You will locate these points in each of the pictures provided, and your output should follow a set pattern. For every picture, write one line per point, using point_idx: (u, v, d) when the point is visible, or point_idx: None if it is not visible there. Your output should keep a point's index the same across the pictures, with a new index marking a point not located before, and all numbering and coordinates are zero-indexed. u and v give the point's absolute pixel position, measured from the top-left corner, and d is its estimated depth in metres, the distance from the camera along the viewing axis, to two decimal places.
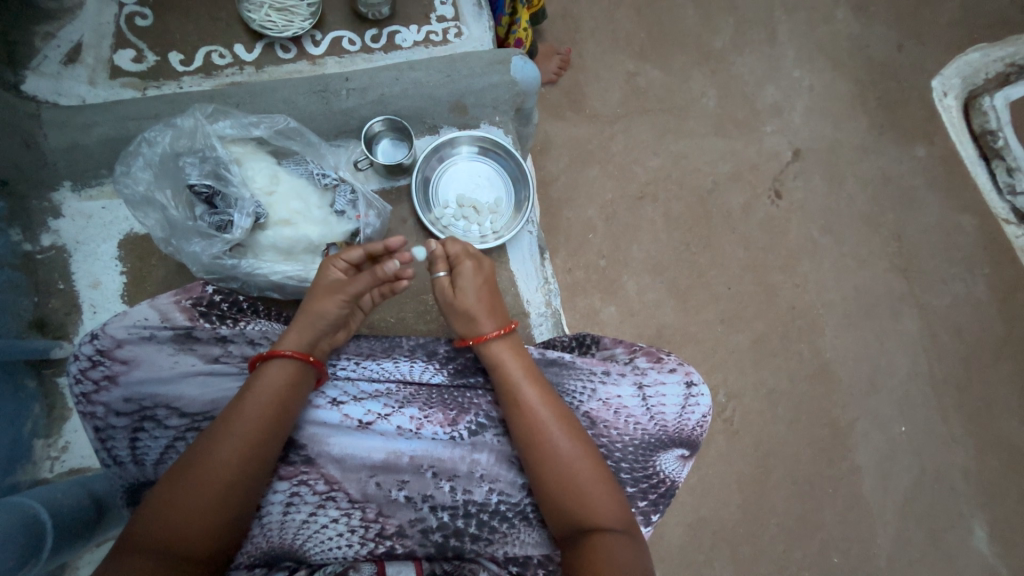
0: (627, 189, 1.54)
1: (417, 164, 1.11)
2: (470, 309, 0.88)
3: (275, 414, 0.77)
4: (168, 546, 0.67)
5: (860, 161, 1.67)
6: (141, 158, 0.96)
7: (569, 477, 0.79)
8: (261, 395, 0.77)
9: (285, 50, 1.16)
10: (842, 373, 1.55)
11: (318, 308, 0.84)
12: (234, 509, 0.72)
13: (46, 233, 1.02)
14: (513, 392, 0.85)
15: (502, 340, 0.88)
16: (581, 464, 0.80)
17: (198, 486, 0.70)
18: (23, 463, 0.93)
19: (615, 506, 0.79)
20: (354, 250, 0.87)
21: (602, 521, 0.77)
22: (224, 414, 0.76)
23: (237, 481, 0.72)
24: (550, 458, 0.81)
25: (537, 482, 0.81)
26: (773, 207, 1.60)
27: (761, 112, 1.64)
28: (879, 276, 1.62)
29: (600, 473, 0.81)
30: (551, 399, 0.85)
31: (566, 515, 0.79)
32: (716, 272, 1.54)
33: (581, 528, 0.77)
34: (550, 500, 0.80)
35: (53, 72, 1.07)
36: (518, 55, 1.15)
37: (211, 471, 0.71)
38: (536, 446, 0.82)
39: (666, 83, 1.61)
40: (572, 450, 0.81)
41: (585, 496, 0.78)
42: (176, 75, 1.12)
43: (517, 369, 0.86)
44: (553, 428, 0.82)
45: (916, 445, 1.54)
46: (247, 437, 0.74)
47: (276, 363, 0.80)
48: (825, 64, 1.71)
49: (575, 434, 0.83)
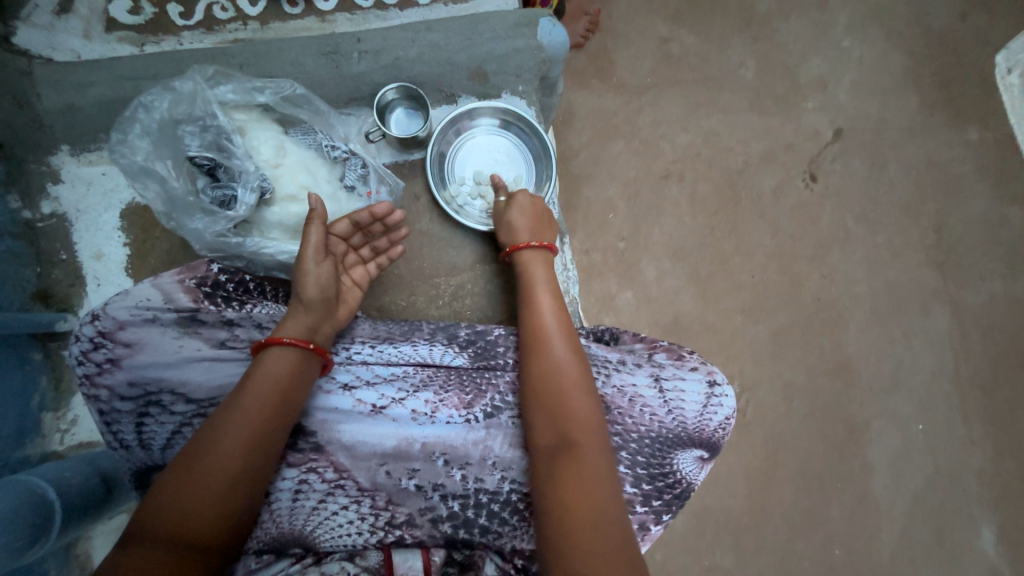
0: (652, 167, 1.45)
1: (433, 137, 1.04)
2: (515, 222, 0.96)
3: (278, 401, 0.75)
4: (174, 536, 0.66)
5: (905, 144, 1.55)
6: (138, 124, 0.88)
7: (555, 372, 0.81)
8: (267, 379, 0.76)
9: (292, 4, 1.07)
10: (862, 368, 1.50)
11: (307, 278, 0.82)
12: (244, 500, 0.71)
13: (45, 200, 0.98)
14: (530, 295, 0.90)
15: (538, 253, 0.94)
16: (569, 366, 0.82)
17: (204, 477, 0.69)
18: (33, 436, 0.92)
19: (594, 420, 0.78)
20: (340, 222, 0.88)
21: (579, 434, 0.76)
22: (230, 399, 0.74)
23: (244, 474, 0.71)
24: (546, 366, 0.82)
25: (528, 388, 0.82)
26: (807, 192, 1.50)
27: (803, 87, 1.52)
28: (913, 270, 1.54)
29: (586, 387, 0.81)
30: (561, 309, 0.89)
31: (546, 422, 0.78)
32: (740, 259, 1.47)
33: (555, 432, 0.77)
34: (537, 410, 0.79)
35: (45, 23, 0.99)
36: (546, 17, 1.06)
37: (217, 463, 0.70)
38: (537, 358, 0.83)
39: (702, 51, 1.48)
40: (566, 352, 0.83)
41: (563, 395, 0.79)
42: (175, 30, 1.04)
43: (541, 277, 0.92)
44: (554, 330, 0.86)
45: (931, 443, 1.51)
46: (253, 426, 0.72)
47: (282, 351, 0.78)
48: (878, 33, 1.56)
49: (573, 342, 0.85)
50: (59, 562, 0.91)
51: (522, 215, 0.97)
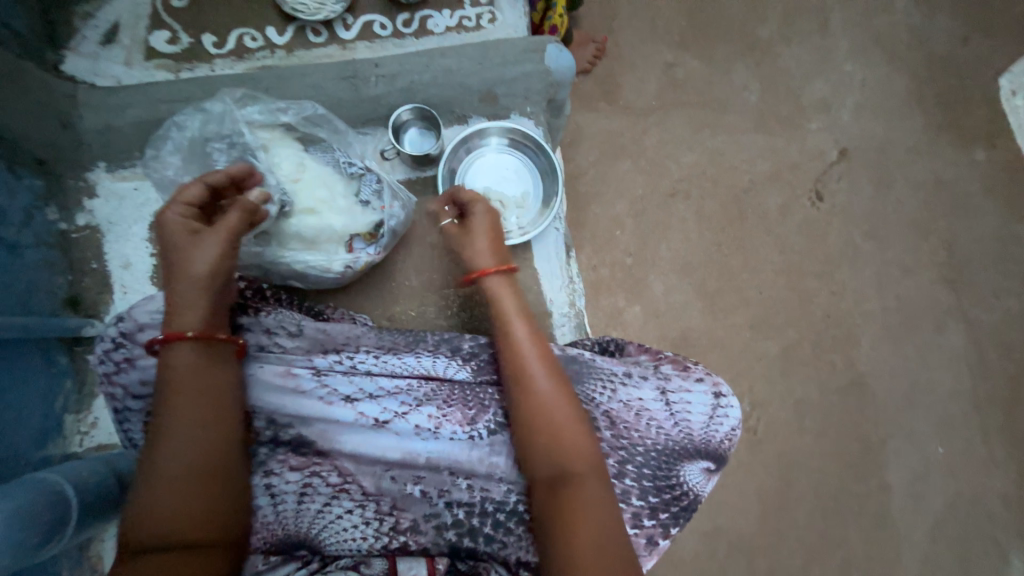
0: (658, 185, 1.48)
1: (444, 155, 1.09)
2: (478, 247, 0.93)
3: (215, 394, 0.77)
4: (166, 541, 0.68)
5: (912, 163, 1.56)
6: (170, 142, 0.97)
7: (543, 408, 0.81)
8: (190, 376, 0.76)
9: (316, 34, 1.14)
10: (876, 387, 1.48)
11: (183, 258, 0.78)
12: (213, 492, 0.73)
13: (80, 213, 1.05)
14: (505, 327, 0.88)
15: (499, 278, 0.92)
16: (556, 400, 0.81)
17: (163, 480, 0.71)
18: (55, 437, 0.96)
19: (590, 448, 0.79)
20: (191, 188, 0.82)
21: (576, 462, 0.78)
22: (158, 409, 0.75)
23: (201, 467, 0.73)
24: (533, 403, 0.81)
25: (517, 418, 0.82)
26: (813, 209, 1.52)
27: (806, 108, 1.55)
28: (925, 287, 1.53)
29: (577, 417, 0.81)
30: (536, 337, 0.87)
31: (541, 454, 0.79)
32: (748, 275, 1.47)
33: (556, 468, 0.78)
34: (532, 447, 0.80)
35: (90, 52, 1.09)
36: (553, 43, 1.12)
37: (189, 463, 0.72)
38: (523, 395, 0.82)
39: (706, 74, 1.53)
40: (550, 384, 0.82)
41: (557, 431, 0.79)
42: (208, 58, 1.12)
43: (511, 305, 0.90)
44: (535, 362, 0.84)
45: (952, 466, 1.48)
46: (197, 420, 0.74)
47: (190, 343, 0.77)
48: (880, 57, 1.60)
49: (555, 371, 0.84)
50: (74, 562, 0.94)
51: (481, 237, 0.94)
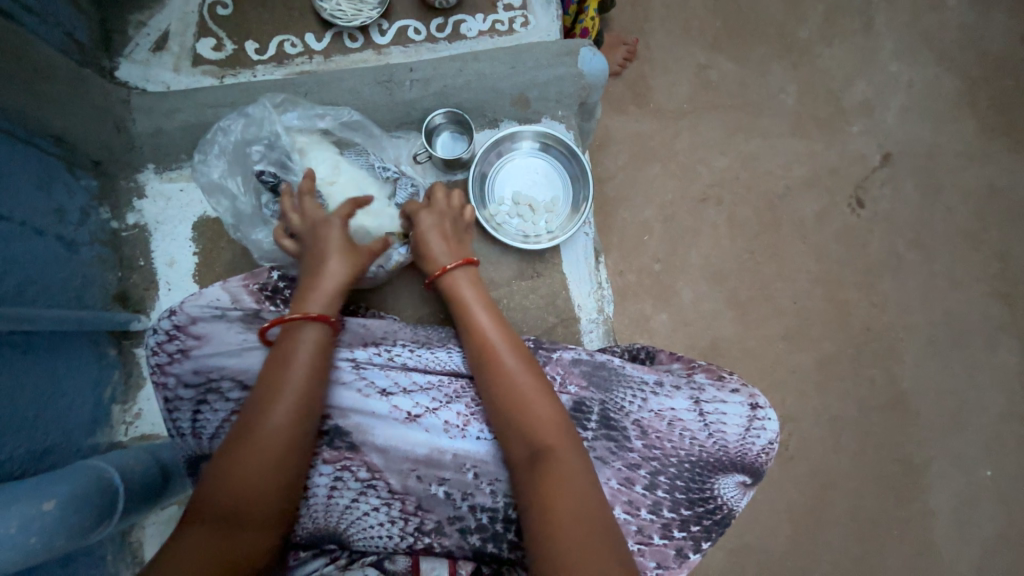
0: (689, 190, 1.45)
1: (476, 159, 1.09)
2: (434, 249, 0.93)
3: (316, 376, 0.79)
4: (229, 513, 0.69)
5: (962, 169, 1.49)
6: (217, 145, 1.03)
7: (511, 388, 0.80)
8: (303, 357, 0.80)
9: (353, 39, 1.17)
10: (919, 404, 1.42)
11: (330, 274, 0.87)
12: (294, 467, 0.75)
13: (130, 212, 1.10)
14: (466, 314, 0.88)
15: (460, 271, 0.92)
16: (524, 378, 0.81)
17: (260, 453, 0.72)
18: (104, 426, 1.01)
19: (562, 423, 0.78)
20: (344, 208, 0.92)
21: (553, 439, 0.77)
22: (262, 382, 0.78)
23: (295, 446, 0.75)
24: (502, 384, 0.81)
25: (491, 401, 0.82)
26: (854, 217, 1.46)
27: (847, 111, 1.50)
28: (975, 300, 1.45)
29: (546, 392, 0.81)
30: (499, 322, 0.87)
31: (516, 435, 0.79)
32: (782, 284, 1.43)
33: (531, 447, 0.77)
34: (506, 426, 0.79)
35: (142, 59, 1.14)
36: (587, 46, 1.11)
37: (272, 439, 0.73)
38: (492, 377, 0.82)
39: (741, 77, 1.50)
40: (517, 364, 0.82)
41: (527, 409, 0.79)
42: (250, 64, 1.16)
43: (471, 293, 0.90)
44: (500, 345, 0.84)
45: (1002, 491, 1.40)
46: (300, 396, 0.77)
47: (316, 328, 0.82)
48: (929, 58, 1.53)
49: (520, 352, 0.84)
50: (117, 547, 0.98)
51: (437, 239, 0.94)
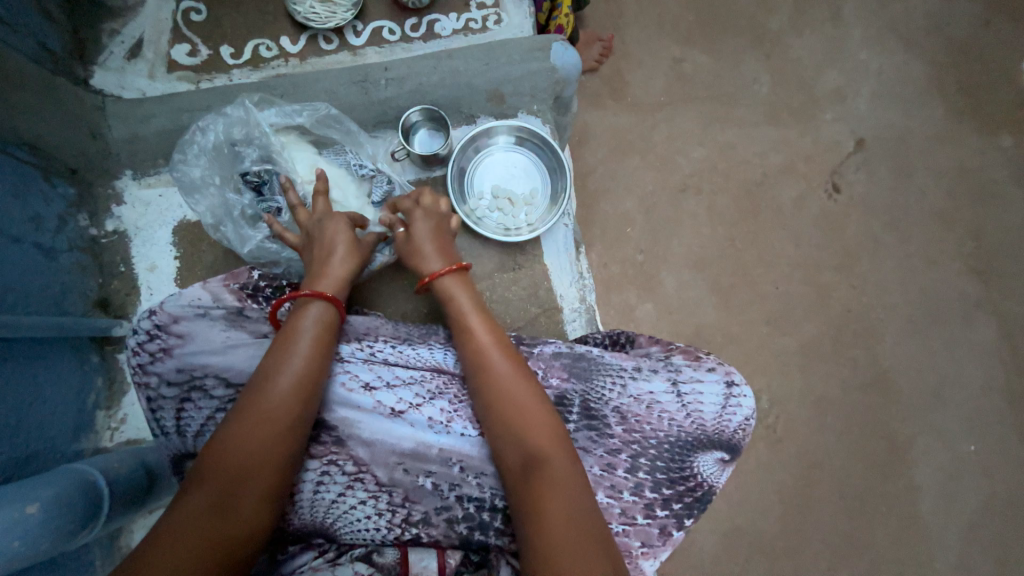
0: (668, 181, 1.47)
1: (453, 155, 1.10)
2: (425, 250, 0.94)
3: (318, 363, 0.81)
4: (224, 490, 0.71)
5: (933, 152, 1.52)
6: (196, 145, 1.02)
7: (507, 394, 0.81)
8: (304, 335, 0.83)
9: (328, 41, 1.18)
10: (901, 383, 1.44)
11: (333, 270, 0.90)
12: (291, 449, 0.76)
13: (109, 219, 1.10)
14: (462, 323, 0.89)
15: (454, 277, 0.92)
16: (518, 385, 0.82)
17: (257, 426, 0.74)
18: (89, 431, 1.01)
19: (555, 429, 0.79)
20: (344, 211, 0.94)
21: (546, 444, 0.77)
22: (268, 359, 0.81)
23: (292, 424, 0.77)
24: (498, 389, 0.82)
25: (485, 408, 0.82)
26: (830, 202, 1.49)
27: (820, 99, 1.53)
28: (951, 278, 1.48)
29: (541, 399, 0.82)
30: (495, 331, 0.88)
31: (507, 437, 0.79)
32: (763, 270, 1.45)
33: (526, 450, 0.77)
34: (500, 429, 0.80)
35: (117, 66, 1.14)
36: (558, 41, 1.14)
37: (271, 417, 0.75)
38: (489, 383, 0.83)
39: (715, 68, 1.52)
40: (513, 372, 0.83)
41: (522, 413, 0.79)
42: (226, 69, 1.16)
43: (467, 302, 0.91)
44: (496, 352, 0.84)
45: (985, 465, 1.43)
46: (299, 381, 0.79)
47: (316, 307, 0.85)
48: (896, 45, 1.57)
49: (516, 360, 0.85)
50: (105, 552, 0.97)
51: (428, 241, 0.95)
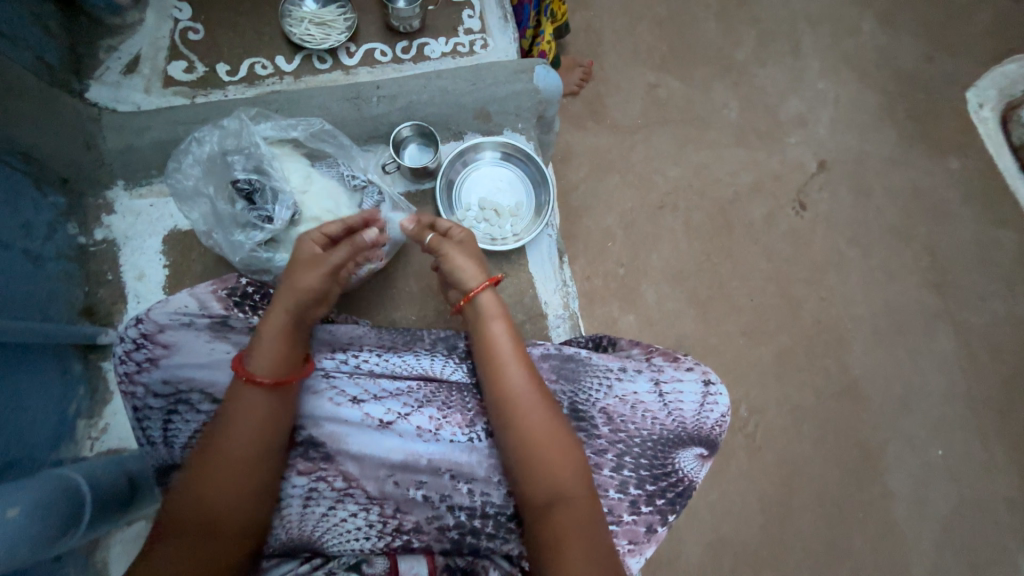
0: (647, 199, 1.55)
1: (441, 168, 1.16)
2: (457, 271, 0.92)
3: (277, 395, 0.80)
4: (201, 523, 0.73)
5: (889, 173, 1.64)
6: (191, 156, 1.06)
7: (536, 434, 0.79)
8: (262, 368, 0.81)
9: (322, 61, 1.24)
10: (871, 390, 1.51)
11: (298, 285, 0.87)
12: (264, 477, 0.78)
13: (99, 228, 1.11)
14: (494, 357, 0.85)
15: (489, 304, 0.90)
16: (548, 427, 0.80)
17: (221, 463, 0.75)
18: (67, 442, 0.99)
19: (579, 471, 0.79)
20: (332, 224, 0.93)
21: (569, 486, 0.78)
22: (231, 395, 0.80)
23: (258, 456, 0.77)
24: (526, 429, 0.80)
25: (510, 446, 0.80)
26: (798, 219, 1.58)
27: (784, 124, 1.64)
28: (911, 290, 1.58)
29: (567, 440, 0.80)
30: (527, 367, 0.85)
31: (530, 477, 0.79)
32: (737, 283, 1.52)
33: (550, 491, 0.77)
34: (524, 469, 0.79)
35: (113, 81, 1.17)
36: (541, 65, 1.21)
37: (235, 453, 0.76)
38: (518, 423, 0.80)
39: (687, 94, 1.63)
40: (543, 413, 0.81)
41: (548, 454, 0.79)
42: (222, 85, 1.20)
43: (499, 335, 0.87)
44: (527, 391, 0.82)
45: (953, 469, 1.49)
46: (262, 416, 0.79)
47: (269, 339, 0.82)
48: (851, 76, 1.70)
49: (545, 398, 0.83)
50: (81, 565, 0.95)
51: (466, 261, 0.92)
